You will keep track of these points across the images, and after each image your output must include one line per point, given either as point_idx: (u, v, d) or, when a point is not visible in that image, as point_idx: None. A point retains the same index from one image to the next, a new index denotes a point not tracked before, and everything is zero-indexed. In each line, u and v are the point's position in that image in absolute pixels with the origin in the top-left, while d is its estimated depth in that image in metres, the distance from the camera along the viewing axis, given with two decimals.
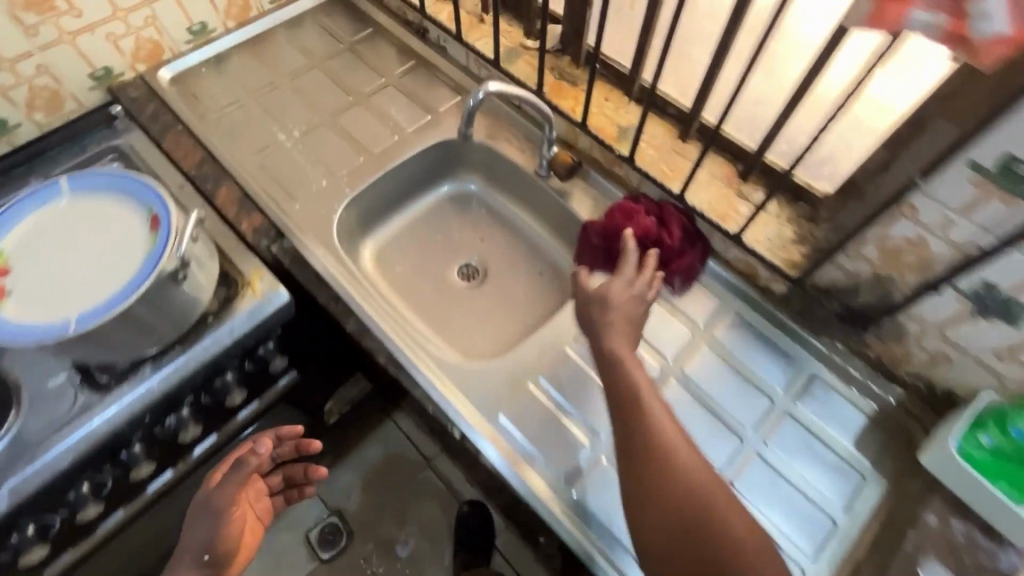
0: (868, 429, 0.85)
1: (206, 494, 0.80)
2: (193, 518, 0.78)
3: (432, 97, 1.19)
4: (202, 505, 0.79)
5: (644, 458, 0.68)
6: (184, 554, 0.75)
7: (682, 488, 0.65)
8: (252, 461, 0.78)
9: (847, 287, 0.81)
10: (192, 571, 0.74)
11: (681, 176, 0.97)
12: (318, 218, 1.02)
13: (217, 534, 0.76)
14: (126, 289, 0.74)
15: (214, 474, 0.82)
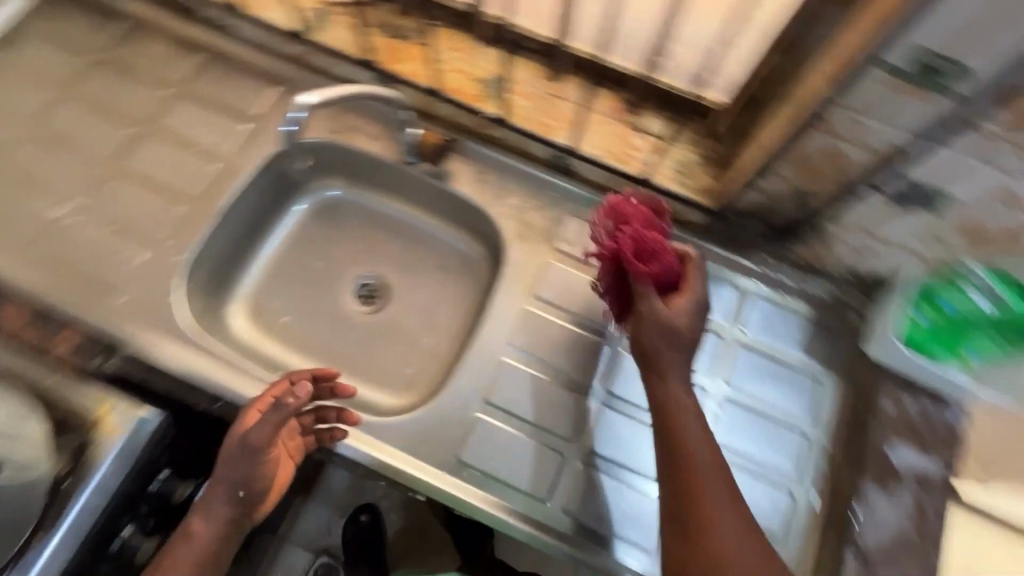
0: (812, 332, 0.84)
1: (236, 438, 0.67)
2: (227, 458, 0.68)
3: (240, 98, 0.92)
4: (238, 442, 0.67)
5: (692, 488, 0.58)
6: (214, 492, 0.67)
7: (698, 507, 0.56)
8: (292, 404, 0.65)
9: (765, 206, 0.78)
10: (223, 508, 0.67)
11: (565, 122, 0.86)
12: (153, 304, 0.80)
13: (251, 473, 0.68)
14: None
15: (251, 415, 0.69)
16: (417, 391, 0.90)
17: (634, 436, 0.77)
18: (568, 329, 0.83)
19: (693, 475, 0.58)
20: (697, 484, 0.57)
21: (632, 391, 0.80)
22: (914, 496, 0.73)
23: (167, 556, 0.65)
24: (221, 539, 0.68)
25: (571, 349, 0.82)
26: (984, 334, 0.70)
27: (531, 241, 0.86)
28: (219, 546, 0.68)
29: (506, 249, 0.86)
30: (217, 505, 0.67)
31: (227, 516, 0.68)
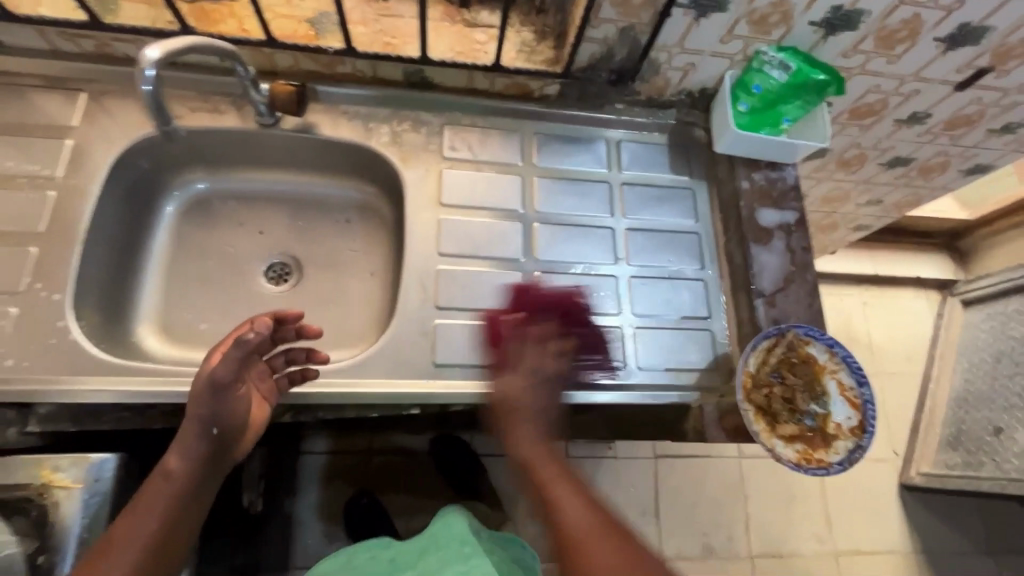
0: (673, 153, 1.00)
1: (207, 373, 0.67)
2: (198, 401, 0.67)
3: (48, 115, 0.82)
4: (206, 380, 0.66)
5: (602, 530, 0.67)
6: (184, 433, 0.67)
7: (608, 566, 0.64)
8: (254, 338, 0.66)
9: (603, 55, 0.88)
10: (198, 448, 0.67)
11: (408, 37, 0.88)
12: (47, 353, 0.71)
13: (225, 411, 0.68)
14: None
15: (212, 359, 0.68)
16: (368, 337, 0.92)
17: (573, 287, 0.88)
18: (483, 222, 0.89)
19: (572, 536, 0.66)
20: (584, 545, 0.65)
21: (556, 250, 0.90)
22: (785, 241, 0.91)
23: (144, 495, 0.65)
24: (193, 480, 0.68)
25: (493, 237, 0.89)
26: (790, 100, 0.87)
27: (419, 159, 0.91)
28: (193, 485, 0.68)
29: (401, 174, 0.90)
30: (190, 444, 0.67)
31: (200, 451, 0.68)
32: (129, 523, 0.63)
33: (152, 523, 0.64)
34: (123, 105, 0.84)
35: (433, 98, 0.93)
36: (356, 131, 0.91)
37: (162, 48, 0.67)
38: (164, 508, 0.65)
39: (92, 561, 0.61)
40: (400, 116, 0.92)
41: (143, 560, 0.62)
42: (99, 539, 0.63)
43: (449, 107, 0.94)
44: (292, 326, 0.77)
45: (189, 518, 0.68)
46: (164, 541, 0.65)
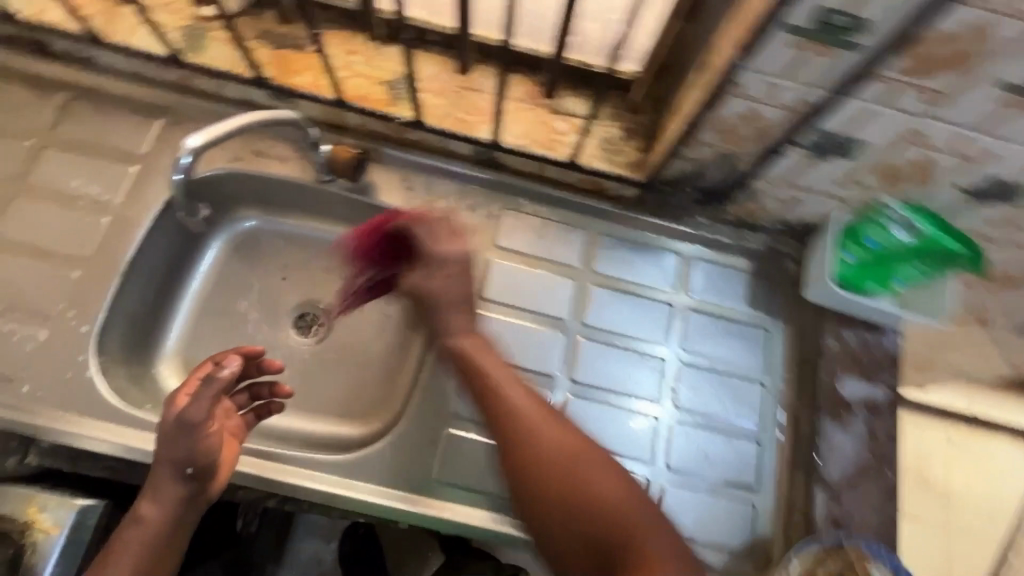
0: (753, 284, 0.88)
1: (174, 415, 0.62)
2: (163, 437, 0.62)
3: (121, 138, 0.83)
4: (175, 421, 0.62)
5: (525, 476, 0.59)
6: (157, 473, 0.62)
7: (525, 449, 0.60)
8: (225, 375, 0.62)
9: (693, 173, 0.77)
10: (172, 492, 0.63)
11: (484, 115, 0.82)
12: (63, 387, 0.71)
13: (197, 450, 0.62)
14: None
15: (176, 402, 0.63)
16: (379, 417, 0.86)
17: (607, 420, 0.79)
18: (522, 325, 0.82)
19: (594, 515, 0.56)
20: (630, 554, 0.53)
21: (597, 373, 0.81)
22: (867, 425, 0.78)
23: (117, 545, 0.62)
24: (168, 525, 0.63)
25: (529, 344, 0.81)
26: (910, 261, 0.74)
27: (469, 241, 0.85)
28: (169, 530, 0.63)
29: None
30: (164, 492, 0.63)
31: (178, 496, 0.63)
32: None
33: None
34: (191, 139, 0.84)
35: (499, 179, 0.86)
36: (410, 201, 0.85)
37: (202, 135, 0.68)
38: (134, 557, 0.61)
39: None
40: (460, 193, 0.86)
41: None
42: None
43: (513, 190, 0.87)
44: (256, 362, 0.74)
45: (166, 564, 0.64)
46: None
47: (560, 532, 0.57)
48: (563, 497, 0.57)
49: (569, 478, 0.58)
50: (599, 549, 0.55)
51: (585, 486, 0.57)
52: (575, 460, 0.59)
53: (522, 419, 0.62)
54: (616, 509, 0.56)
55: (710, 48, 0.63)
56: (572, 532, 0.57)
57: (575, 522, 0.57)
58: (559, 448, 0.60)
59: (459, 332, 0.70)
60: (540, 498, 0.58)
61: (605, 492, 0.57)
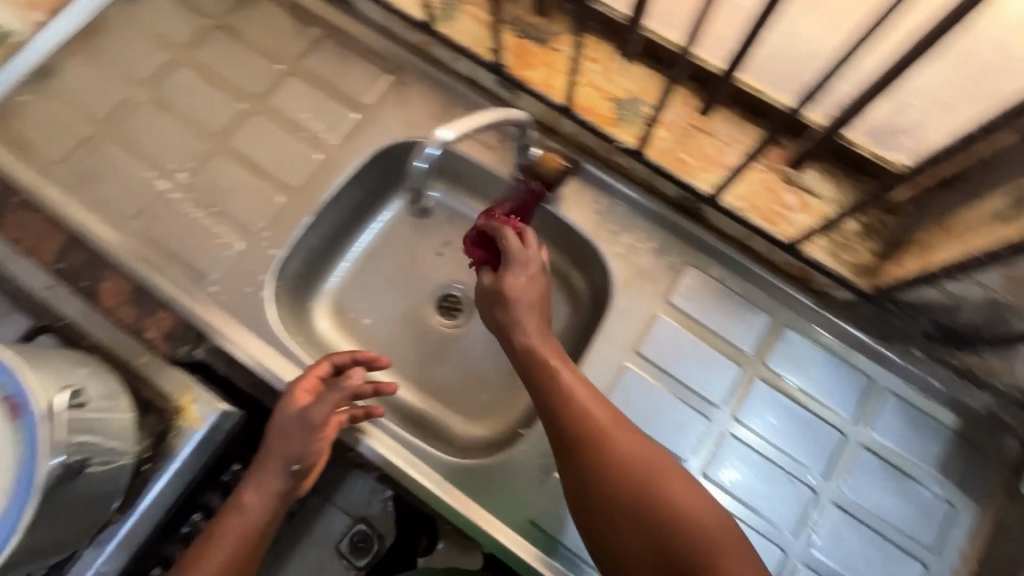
0: (953, 448, 0.73)
1: (291, 412, 0.70)
2: (278, 429, 0.70)
3: (353, 84, 0.87)
4: (294, 416, 0.70)
5: (568, 455, 0.62)
6: (267, 461, 0.69)
7: (582, 410, 0.62)
8: (354, 383, 0.71)
9: (941, 304, 0.65)
10: (273, 485, 0.69)
11: (709, 164, 0.74)
12: (248, 302, 0.79)
13: (307, 447, 0.69)
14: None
15: (294, 399, 0.71)
16: (492, 422, 0.85)
17: None
18: (669, 396, 0.76)
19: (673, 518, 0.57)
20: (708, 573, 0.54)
21: (732, 476, 0.73)
22: None
23: (217, 527, 0.66)
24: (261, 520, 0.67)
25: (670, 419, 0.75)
26: None
27: (642, 287, 0.78)
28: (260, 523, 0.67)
29: (614, 294, 0.78)
30: (267, 483, 0.68)
31: (278, 489, 0.69)
32: (201, 554, 0.64)
33: (211, 556, 0.64)
34: (412, 103, 0.86)
35: (696, 233, 0.79)
36: (595, 225, 0.80)
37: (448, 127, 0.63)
38: (231, 540, 0.65)
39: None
40: (647, 235, 0.80)
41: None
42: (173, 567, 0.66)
43: (707, 249, 0.79)
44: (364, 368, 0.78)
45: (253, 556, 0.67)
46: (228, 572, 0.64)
47: (608, 493, 0.59)
48: (609, 483, 0.59)
49: (610, 451, 0.60)
50: (656, 523, 0.57)
51: (618, 457, 0.60)
52: (617, 431, 0.62)
53: (587, 424, 0.62)
54: (658, 465, 0.60)
55: None
56: (621, 492, 0.59)
57: (618, 492, 0.59)
58: (599, 417, 0.62)
59: (522, 321, 0.69)
60: (623, 493, 0.58)
61: (649, 462, 0.60)
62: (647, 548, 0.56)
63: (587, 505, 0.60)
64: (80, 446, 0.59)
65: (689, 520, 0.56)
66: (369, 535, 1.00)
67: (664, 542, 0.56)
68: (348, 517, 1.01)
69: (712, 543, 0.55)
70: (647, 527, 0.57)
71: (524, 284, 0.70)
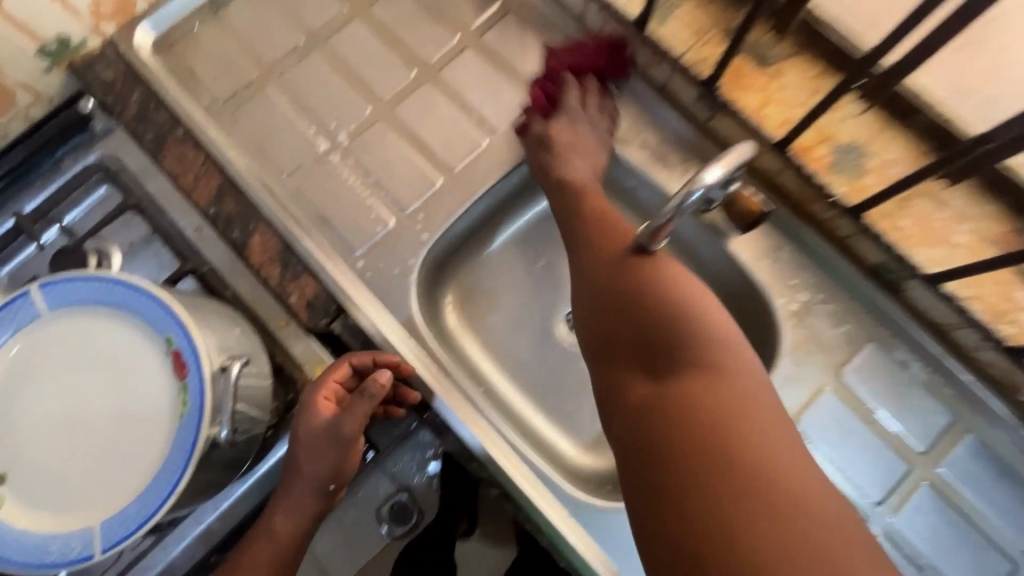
0: None
1: (323, 426, 0.64)
2: (304, 447, 0.65)
3: (532, 70, 0.81)
4: (323, 432, 0.64)
5: (638, 332, 0.56)
6: (301, 484, 0.65)
7: (672, 293, 0.57)
8: (382, 387, 0.64)
9: None
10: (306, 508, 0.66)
11: (931, 238, 0.65)
12: (392, 286, 0.75)
13: (339, 468, 0.66)
14: (145, 507, 0.52)
15: (321, 410, 0.65)
16: (607, 453, 0.80)
17: None
18: None
19: (746, 430, 0.47)
20: (768, 470, 0.45)
21: None
22: None
23: (248, 551, 0.64)
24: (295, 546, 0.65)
25: None
26: None
27: (813, 353, 0.71)
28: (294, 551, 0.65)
29: (781, 355, 0.71)
30: (297, 506, 0.65)
31: (308, 512, 0.66)
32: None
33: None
34: None
35: (887, 307, 0.70)
36: (772, 275, 0.73)
37: (714, 168, 0.57)
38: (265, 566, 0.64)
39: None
40: (828, 295, 0.72)
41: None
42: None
43: (895, 327, 0.70)
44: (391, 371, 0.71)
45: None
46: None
47: (679, 337, 0.54)
48: (642, 332, 0.56)
49: (684, 314, 0.55)
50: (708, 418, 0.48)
51: (696, 339, 0.54)
52: (688, 319, 0.55)
53: (706, 305, 0.57)
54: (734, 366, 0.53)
55: None
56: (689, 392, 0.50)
57: (645, 326, 0.56)
58: (670, 284, 0.58)
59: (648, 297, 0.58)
60: (687, 356, 0.53)
61: (715, 338, 0.54)
62: (686, 432, 0.48)
63: (630, 366, 0.55)
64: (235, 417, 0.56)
65: (730, 412, 0.48)
66: (409, 506, 0.85)
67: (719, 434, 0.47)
68: (390, 483, 0.86)
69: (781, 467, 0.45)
70: (707, 413, 0.48)
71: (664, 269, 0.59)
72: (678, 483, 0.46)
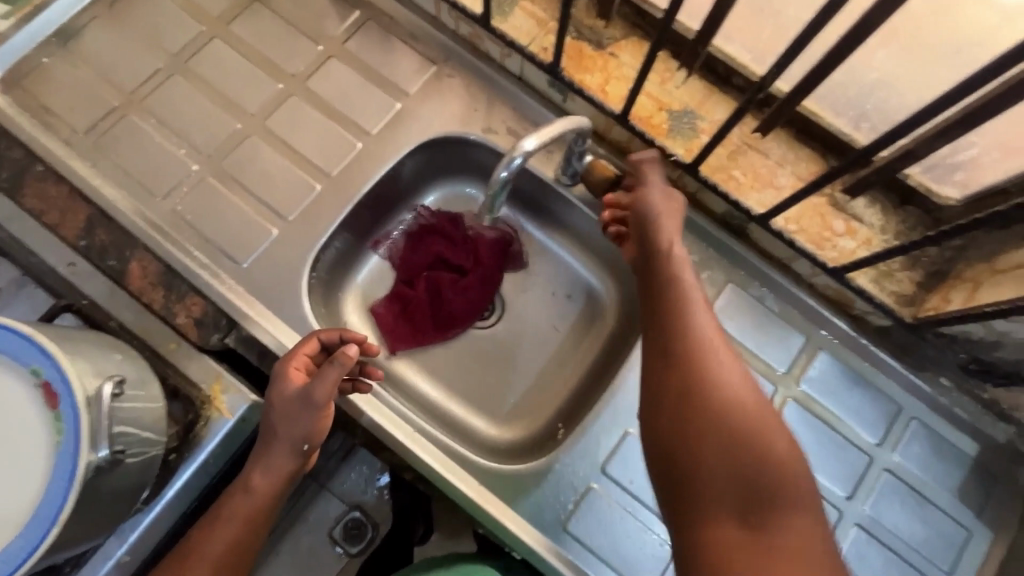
0: (970, 476, 0.76)
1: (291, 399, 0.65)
2: (281, 408, 0.65)
3: (397, 72, 0.84)
4: (294, 399, 0.65)
5: (675, 365, 0.58)
6: (276, 441, 0.65)
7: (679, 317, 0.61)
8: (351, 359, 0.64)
9: (983, 341, 0.65)
10: (287, 459, 0.66)
11: (760, 183, 0.74)
12: (282, 293, 0.77)
13: (316, 428, 0.67)
14: (28, 542, 0.51)
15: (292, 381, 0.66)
16: (518, 426, 0.84)
17: None
18: None
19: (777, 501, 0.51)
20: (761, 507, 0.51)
21: None
22: None
23: (230, 499, 0.64)
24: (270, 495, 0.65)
25: None
26: None
27: None
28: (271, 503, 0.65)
29: None
30: (284, 454, 0.66)
31: (285, 468, 0.66)
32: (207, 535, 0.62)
33: (217, 540, 0.62)
34: (457, 97, 0.84)
35: (738, 250, 0.79)
36: None
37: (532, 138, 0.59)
38: (245, 513, 0.64)
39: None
40: (688, 246, 0.80)
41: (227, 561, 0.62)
42: (179, 544, 0.63)
43: (749, 267, 0.79)
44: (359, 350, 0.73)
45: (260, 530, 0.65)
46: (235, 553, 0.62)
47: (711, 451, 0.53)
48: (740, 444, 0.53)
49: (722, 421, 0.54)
50: (733, 420, 0.54)
51: (707, 376, 0.56)
52: (719, 360, 0.58)
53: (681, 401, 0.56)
54: (766, 414, 0.55)
55: None
56: (699, 429, 0.54)
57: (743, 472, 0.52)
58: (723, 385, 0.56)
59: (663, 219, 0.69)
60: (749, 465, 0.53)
61: (725, 388, 0.56)
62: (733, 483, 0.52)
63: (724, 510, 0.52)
64: (117, 438, 0.57)
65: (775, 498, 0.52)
66: (363, 521, 0.98)
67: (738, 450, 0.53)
68: (343, 503, 0.99)
69: (789, 458, 0.54)
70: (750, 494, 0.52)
71: (658, 192, 0.70)
72: (690, 440, 0.54)
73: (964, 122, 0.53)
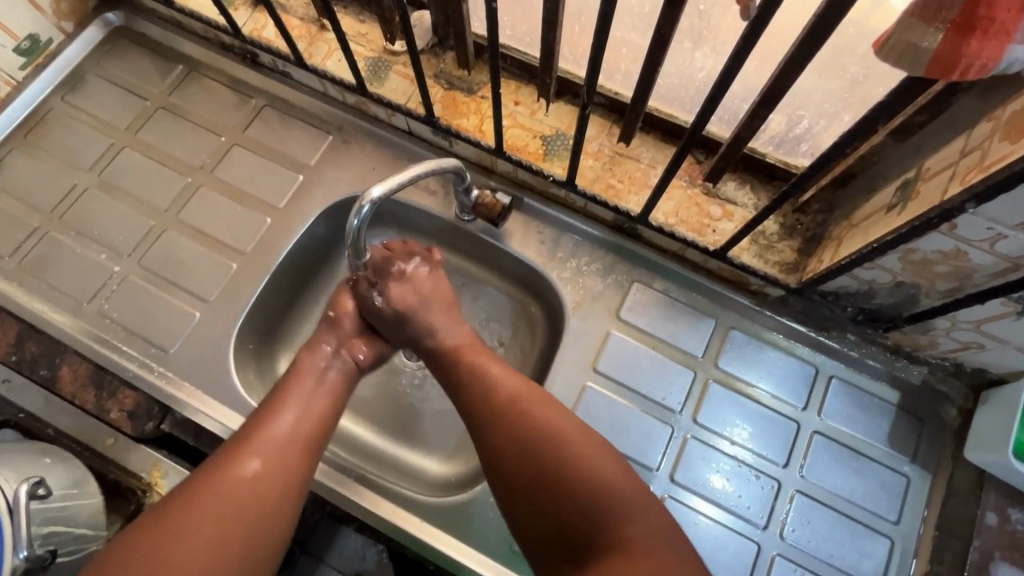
0: (898, 421, 0.77)
1: (322, 364, 0.68)
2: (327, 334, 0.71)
3: (295, 145, 0.91)
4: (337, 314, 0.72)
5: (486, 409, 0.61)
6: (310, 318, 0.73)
7: (479, 387, 0.64)
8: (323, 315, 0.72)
9: (860, 292, 0.70)
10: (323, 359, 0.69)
11: (635, 185, 0.80)
12: (210, 372, 0.79)
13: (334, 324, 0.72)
14: None
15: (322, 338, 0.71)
16: (464, 460, 0.85)
17: (700, 533, 0.74)
18: (629, 408, 0.79)
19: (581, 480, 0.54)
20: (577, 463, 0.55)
21: (697, 477, 0.76)
22: None
23: (281, 399, 0.63)
24: (329, 393, 0.66)
25: (634, 430, 0.78)
26: None
27: (591, 305, 0.82)
28: (326, 400, 0.65)
29: (567, 319, 0.82)
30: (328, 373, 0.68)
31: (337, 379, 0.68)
32: (269, 423, 0.60)
33: (283, 420, 0.60)
34: (355, 158, 0.90)
35: (634, 249, 0.83)
36: (543, 255, 0.84)
37: (383, 184, 0.63)
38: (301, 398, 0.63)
39: (219, 464, 0.56)
40: (590, 256, 0.84)
41: (299, 443, 0.60)
42: (233, 435, 0.60)
43: (648, 263, 0.83)
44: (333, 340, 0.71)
45: (325, 422, 0.63)
46: (303, 438, 0.60)
47: (530, 433, 0.58)
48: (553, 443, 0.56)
49: (549, 427, 0.58)
50: (545, 435, 0.57)
51: (520, 407, 0.60)
52: (531, 397, 0.61)
53: (507, 399, 0.61)
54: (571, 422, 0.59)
55: (920, 172, 0.56)
56: (502, 453, 0.58)
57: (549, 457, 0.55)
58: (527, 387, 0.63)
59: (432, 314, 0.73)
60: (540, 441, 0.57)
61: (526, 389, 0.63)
62: (537, 460, 0.56)
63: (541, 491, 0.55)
64: (47, 539, 0.60)
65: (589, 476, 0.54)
66: None
67: (544, 475, 0.55)
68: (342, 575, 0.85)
69: (605, 471, 0.54)
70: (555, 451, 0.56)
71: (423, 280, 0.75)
72: (513, 426, 0.59)
73: (765, 103, 0.60)
